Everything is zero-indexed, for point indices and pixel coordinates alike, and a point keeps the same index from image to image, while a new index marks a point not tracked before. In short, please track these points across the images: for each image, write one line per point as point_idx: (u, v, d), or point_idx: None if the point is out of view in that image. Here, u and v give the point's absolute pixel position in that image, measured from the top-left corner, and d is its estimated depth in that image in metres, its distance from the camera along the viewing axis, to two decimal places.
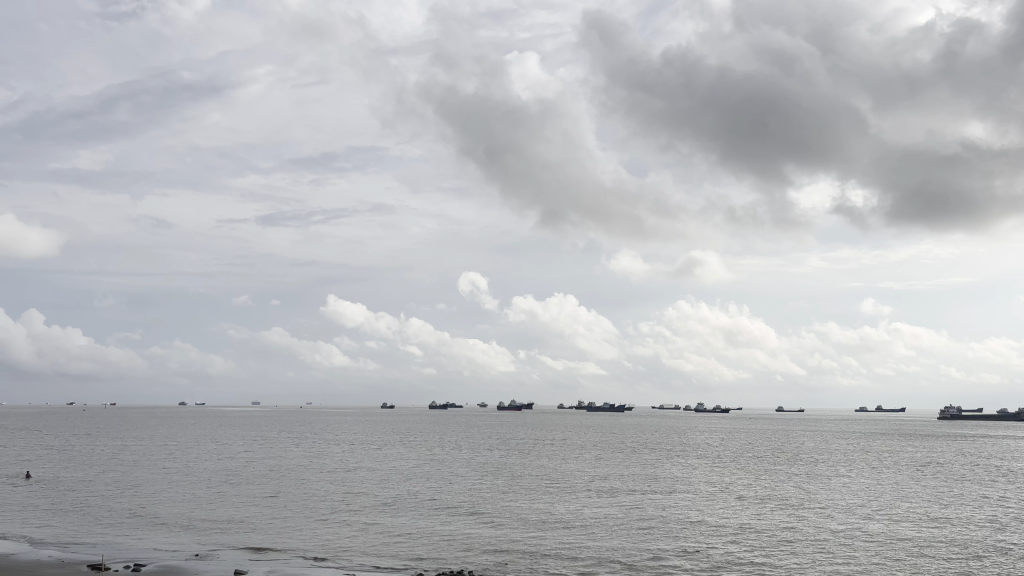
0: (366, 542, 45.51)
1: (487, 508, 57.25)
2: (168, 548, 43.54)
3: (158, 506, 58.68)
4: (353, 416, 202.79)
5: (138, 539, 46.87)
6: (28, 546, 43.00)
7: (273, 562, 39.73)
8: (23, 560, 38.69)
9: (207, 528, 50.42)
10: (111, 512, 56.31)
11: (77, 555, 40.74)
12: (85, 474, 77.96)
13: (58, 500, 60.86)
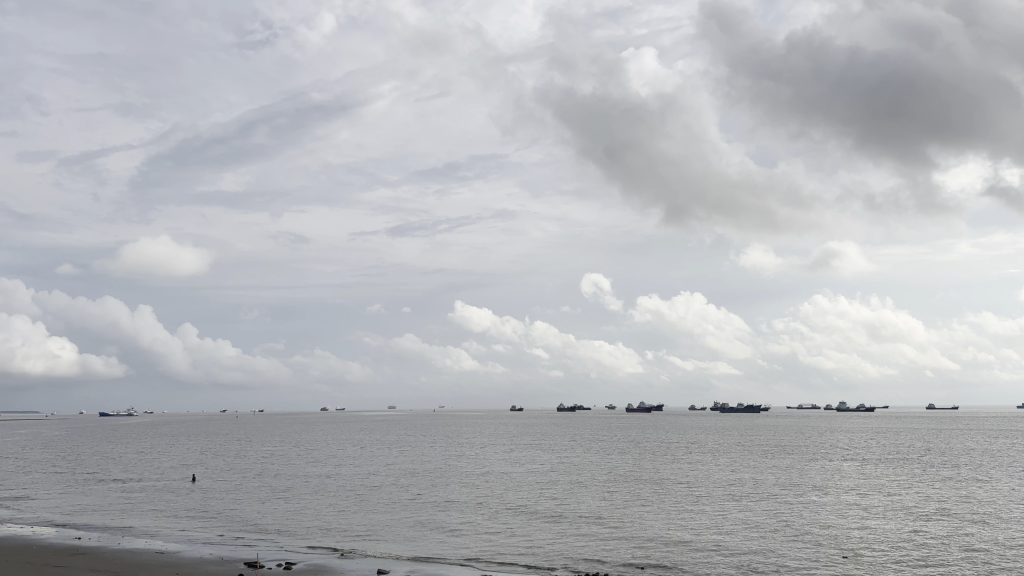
0: (513, 542, 46.93)
1: (625, 512, 57.37)
2: (317, 548, 45.10)
3: (305, 508, 61.16)
4: (481, 420, 205.12)
5: (290, 539, 48.74)
6: (190, 544, 45.37)
7: (415, 563, 40.36)
8: (185, 557, 40.57)
9: (353, 529, 52.08)
10: (263, 512, 59.23)
11: (233, 553, 42.55)
12: (240, 477, 82.63)
13: (216, 502, 64.53)
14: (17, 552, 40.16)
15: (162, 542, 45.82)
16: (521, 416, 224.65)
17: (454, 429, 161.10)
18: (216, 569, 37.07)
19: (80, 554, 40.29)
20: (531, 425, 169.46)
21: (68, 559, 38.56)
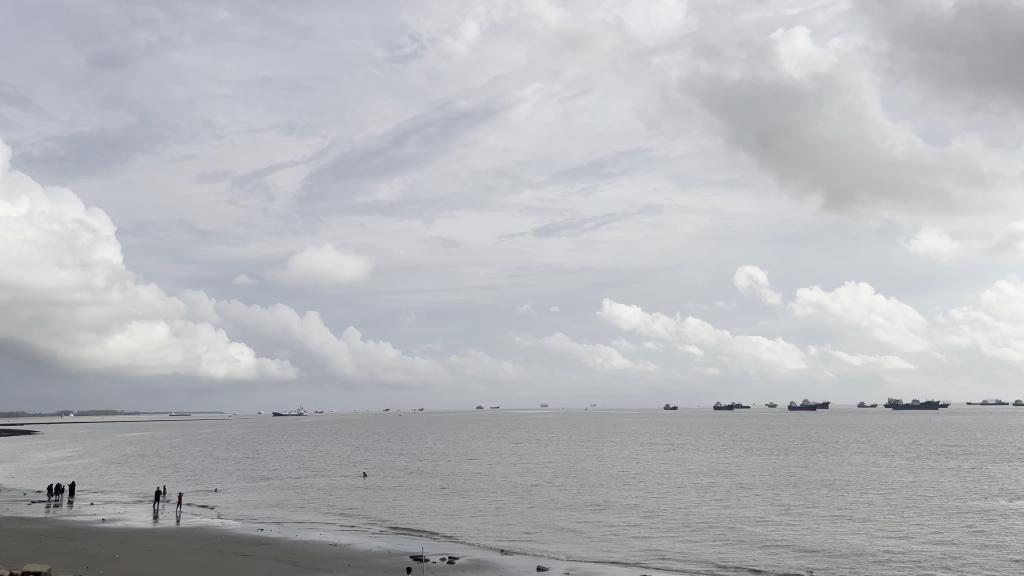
0: (674, 546, 44.95)
1: (795, 516, 53.78)
2: (479, 545, 44.71)
3: (465, 506, 61.22)
4: (634, 419, 200.79)
5: (454, 535, 48.51)
6: (361, 538, 46.09)
7: (576, 562, 39.05)
8: (354, 550, 41.14)
9: (514, 528, 51.31)
10: (425, 509, 59.85)
11: (399, 547, 42.75)
12: (405, 474, 84.26)
13: (381, 498, 65.77)
14: (210, 541, 42.10)
15: (334, 535, 46.93)
16: (679, 416, 218.61)
17: (608, 428, 158.55)
18: (385, 562, 37.16)
19: (263, 544, 41.74)
20: (688, 424, 164.03)
21: (255, 548, 40.08)
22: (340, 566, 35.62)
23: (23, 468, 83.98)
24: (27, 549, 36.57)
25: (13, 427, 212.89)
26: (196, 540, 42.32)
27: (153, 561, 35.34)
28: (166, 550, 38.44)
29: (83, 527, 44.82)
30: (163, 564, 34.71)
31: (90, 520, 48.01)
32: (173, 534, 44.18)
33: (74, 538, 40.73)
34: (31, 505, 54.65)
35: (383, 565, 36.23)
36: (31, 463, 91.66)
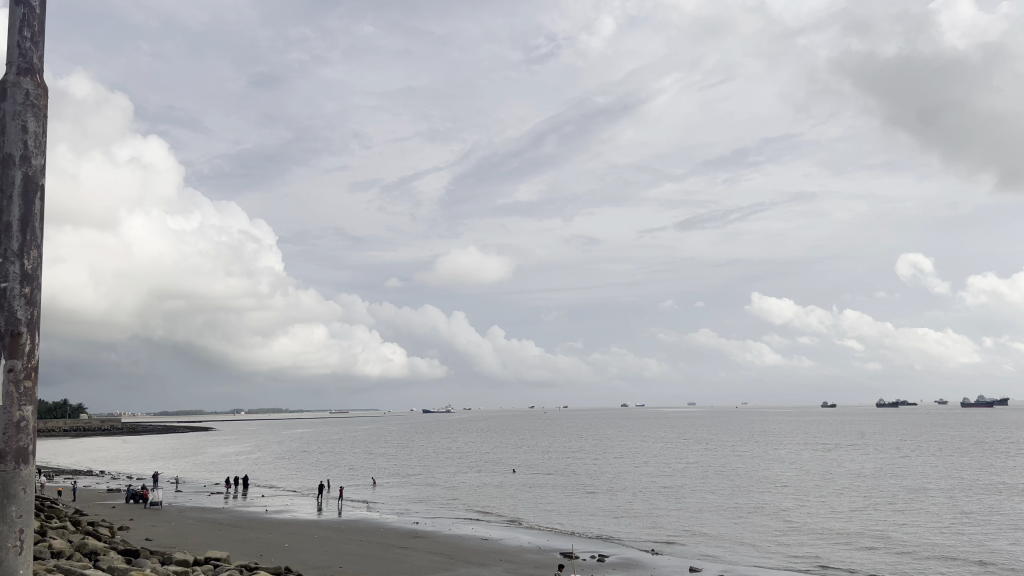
0: (839, 552, 41.53)
1: (977, 524, 48.56)
2: (631, 544, 42.84)
3: (615, 505, 59.34)
4: (789, 417, 191.05)
5: (605, 534, 46.82)
6: (513, 534, 45.29)
7: (733, 566, 36.67)
8: (505, 545, 40.41)
9: (668, 529, 48.88)
10: (574, 507, 58.43)
11: (551, 544, 41.63)
12: (555, 472, 83.13)
13: (530, 496, 64.84)
14: (369, 533, 42.62)
15: (486, 530, 46.39)
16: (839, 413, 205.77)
17: (762, 427, 151.52)
18: (535, 558, 36.18)
19: (420, 537, 41.82)
20: (849, 423, 154.05)
21: (410, 541, 40.15)
22: (492, 560, 34.90)
23: (203, 461, 89.59)
24: (206, 536, 38.23)
25: (196, 423, 229.99)
26: (357, 532, 43.03)
27: (318, 550, 35.91)
28: (330, 540, 39.18)
29: (254, 517, 46.66)
30: (327, 553, 35.17)
31: (258, 510, 49.99)
32: (336, 525, 45.18)
33: (247, 527, 42.36)
34: (210, 496, 57.83)
35: (535, 560, 35.16)
36: (209, 457, 97.68)
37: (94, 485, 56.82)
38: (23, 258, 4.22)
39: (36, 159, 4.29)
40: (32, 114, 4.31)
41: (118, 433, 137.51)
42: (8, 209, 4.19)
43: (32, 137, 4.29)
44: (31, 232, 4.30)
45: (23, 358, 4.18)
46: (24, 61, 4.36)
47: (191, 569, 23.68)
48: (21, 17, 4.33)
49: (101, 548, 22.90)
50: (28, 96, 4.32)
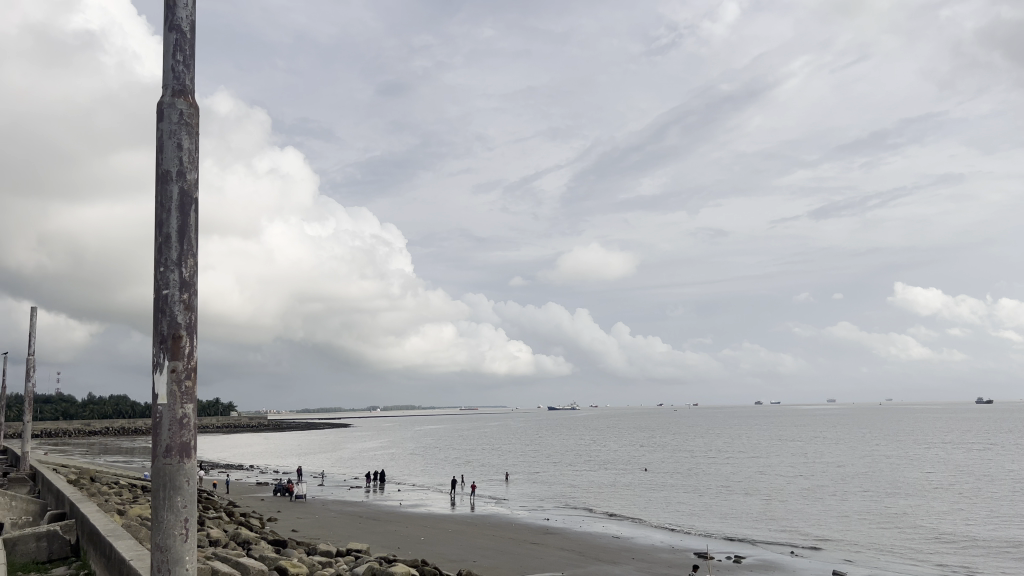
0: (997, 562, 38.70)
1: None
2: (769, 546, 41.43)
3: (751, 506, 57.62)
4: (940, 415, 179.37)
5: (742, 536, 45.43)
6: (646, 533, 44.72)
7: (880, 572, 34.92)
8: (637, 543, 39.97)
9: (808, 533, 46.91)
10: (707, 508, 57.20)
11: (684, 543, 40.83)
12: (686, 471, 81.69)
13: (661, 495, 63.97)
14: (502, 529, 43.12)
15: (619, 528, 46.10)
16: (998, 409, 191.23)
17: (910, 425, 143.05)
18: (668, 557, 35.58)
19: (551, 533, 42.04)
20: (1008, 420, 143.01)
21: (543, 537, 40.39)
22: (624, 559, 34.55)
23: (342, 457, 93.29)
24: (348, 528, 39.91)
25: (334, 419, 240.16)
26: (489, 527, 43.72)
27: (454, 544, 36.72)
28: (464, 535, 39.97)
29: (391, 511, 48.24)
30: (461, 547, 35.90)
31: (395, 505, 51.67)
32: (468, 520, 46.09)
33: (386, 520, 43.94)
34: (350, 489, 60.34)
35: (669, 560, 34.62)
36: (348, 453, 101.86)
37: (246, 479, 60.50)
38: (181, 267, 3.74)
39: (190, 174, 3.79)
40: (186, 133, 3.80)
41: (265, 430, 145.97)
42: (164, 223, 3.72)
43: (187, 154, 3.77)
44: (188, 247, 3.81)
45: (182, 363, 3.72)
46: (178, 84, 3.85)
47: (334, 559, 24.72)
48: (172, 32, 3.85)
49: (253, 538, 24.29)
50: (183, 117, 3.81)
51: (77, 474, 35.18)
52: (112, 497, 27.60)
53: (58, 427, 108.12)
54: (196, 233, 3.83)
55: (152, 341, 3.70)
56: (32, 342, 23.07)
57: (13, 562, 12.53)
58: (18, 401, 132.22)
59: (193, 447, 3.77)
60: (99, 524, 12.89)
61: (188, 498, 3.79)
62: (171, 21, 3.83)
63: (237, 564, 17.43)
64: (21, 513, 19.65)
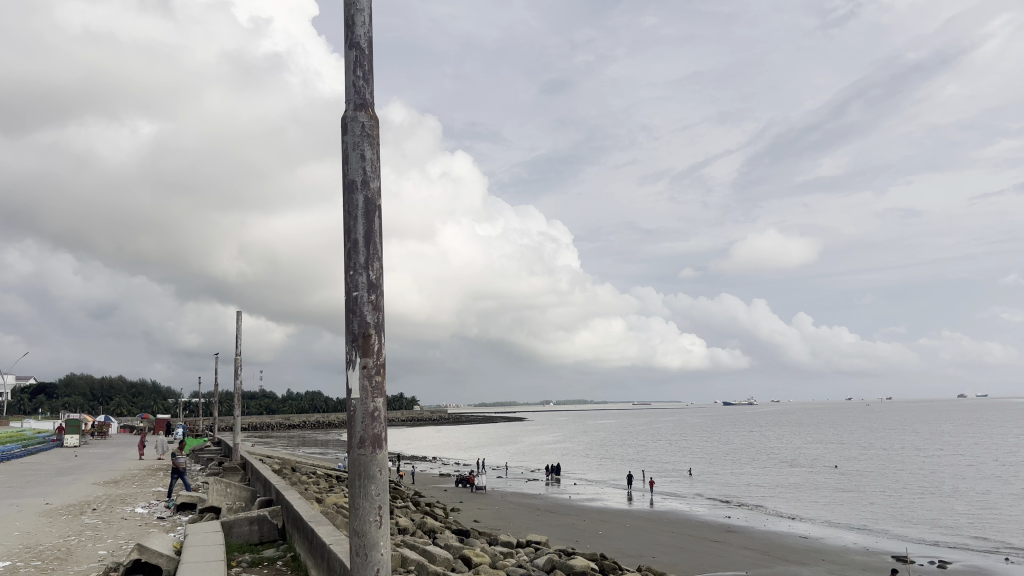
0: None
1: None
2: (976, 552, 38.10)
3: (951, 508, 53.33)
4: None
5: (940, 540, 42.27)
6: (836, 534, 42.60)
7: None
8: (827, 545, 38.04)
9: (1017, 539, 42.89)
10: (902, 509, 53.47)
11: (879, 545, 38.47)
12: (881, 470, 76.39)
13: (851, 495, 60.37)
14: (682, 526, 42.38)
15: (807, 528, 44.12)
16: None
17: None
18: (864, 560, 33.47)
19: (734, 531, 40.92)
20: None
21: (725, 535, 39.36)
22: (813, 559, 33.02)
23: (520, 450, 95.34)
24: (527, 520, 40.78)
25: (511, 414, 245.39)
26: (669, 523, 43.26)
27: (633, 539, 36.54)
28: (643, 530, 39.84)
29: (570, 505, 48.75)
30: (641, 542, 35.72)
31: (573, 499, 52.23)
32: (647, 516, 45.85)
33: (564, 513, 44.48)
34: (528, 482, 61.63)
35: (863, 563, 32.67)
36: (526, 446, 103.91)
37: (429, 471, 63.19)
38: (368, 271, 3.94)
39: (373, 184, 4.00)
40: (367, 144, 4.02)
41: (446, 424, 151.76)
42: (352, 229, 3.94)
43: (370, 163, 3.98)
44: (373, 252, 4.00)
45: (371, 360, 3.93)
46: (359, 97, 4.07)
47: (516, 550, 25.27)
48: (352, 48, 4.06)
49: (437, 527, 25.34)
50: (365, 128, 4.04)
51: (280, 464, 38.28)
52: (311, 486, 29.89)
53: (262, 421, 117.79)
54: (381, 236, 4.03)
55: (346, 339, 3.95)
56: (238, 343, 25.38)
57: (229, 543, 13.80)
58: (228, 397, 145.25)
59: (383, 439, 3.95)
60: (302, 510, 13.91)
61: (382, 487, 4.00)
62: (351, 38, 4.06)
63: (425, 552, 18.18)
64: (235, 498, 21.58)
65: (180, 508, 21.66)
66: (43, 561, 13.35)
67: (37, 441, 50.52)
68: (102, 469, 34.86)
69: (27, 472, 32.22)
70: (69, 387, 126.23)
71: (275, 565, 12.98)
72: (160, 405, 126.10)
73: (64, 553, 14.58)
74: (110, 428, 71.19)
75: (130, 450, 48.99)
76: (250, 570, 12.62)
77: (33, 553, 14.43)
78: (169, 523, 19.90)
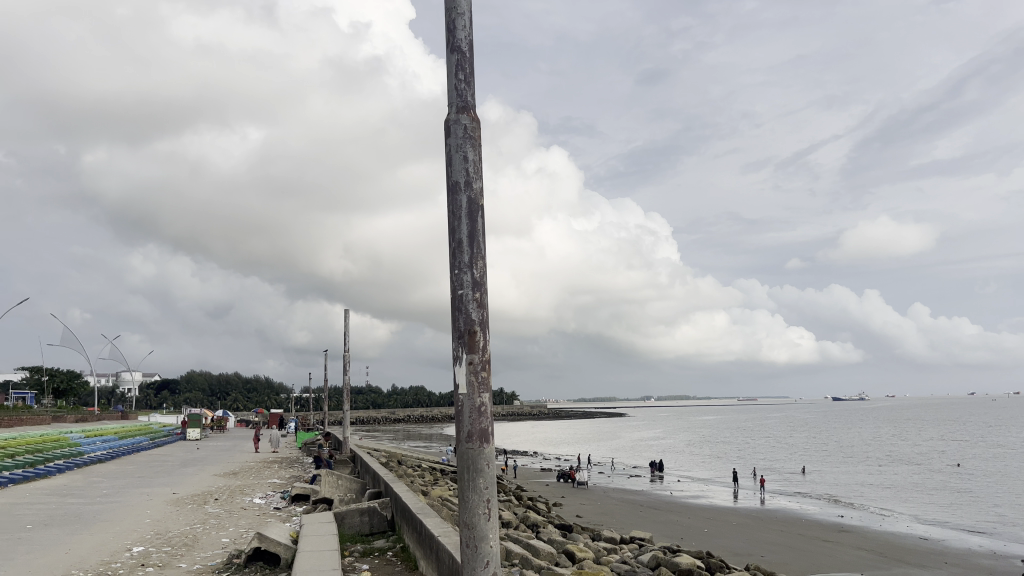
0: None
1: None
2: None
3: None
4: None
5: None
6: (958, 535, 40.78)
7: None
8: (948, 547, 36.42)
9: None
10: None
11: (1007, 549, 36.53)
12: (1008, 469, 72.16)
13: (974, 495, 57.40)
14: (793, 525, 41.38)
15: (927, 530, 42.36)
16: None
17: None
18: (990, 564, 31.80)
19: (846, 531, 39.77)
20: None
21: (838, 535, 38.22)
22: (933, 562, 31.70)
23: (622, 446, 94.93)
24: (630, 516, 40.75)
25: (613, 409, 244.14)
26: (777, 521, 42.38)
27: (740, 538, 35.97)
28: (750, 529, 39.15)
29: (674, 502, 48.34)
30: (748, 540, 35.22)
31: (678, 496, 51.77)
32: (754, 514, 45.02)
33: (667, 510, 44.23)
34: (631, 478, 61.41)
35: (989, 567, 31.07)
36: (628, 442, 103.31)
37: (531, 465, 63.82)
38: (471, 271, 4.14)
39: (475, 185, 4.21)
40: (468, 146, 4.22)
41: (547, 419, 152.37)
42: (457, 229, 4.17)
43: (471, 166, 4.18)
44: (477, 252, 4.21)
45: (477, 357, 4.17)
46: (461, 100, 4.28)
47: (619, 546, 25.39)
48: (453, 52, 4.26)
49: (540, 521, 25.75)
50: (467, 131, 4.25)
51: (388, 457, 39.60)
52: (418, 479, 30.84)
53: (368, 415, 121.44)
54: (484, 235, 4.26)
55: (452, 337, 4.22)
56: (346, 341, 26.49)
57: (342, 533, 14.57)
58: (336, 393, 150.38)
59: (489, 432, 4.18)
60: (410, 503, 14.51)
61: (490, 479, 4.25)
62: (453, 43, 4.25)
63: (529, 545, 18.61)
64: (346, 490, 22.58)
65: (294, 499, 22.84)
66: (173, 546, 14.48)
67: (163, 434, 53.82)
68: (222, 461, 36.95)
69: (155, 463, 34.55)
70: (190, 383, 133.69)
71: (384, 556, 13.63)
72: (272, 401, 131.79)
73: (192, 539, 15.72)
74: (228, 422, 75.06)
75: (247, 443, 51.53)
76: (362, 559, 13.32)
77: (165, 538, 15.64)
78: (285, 513, 21.05)
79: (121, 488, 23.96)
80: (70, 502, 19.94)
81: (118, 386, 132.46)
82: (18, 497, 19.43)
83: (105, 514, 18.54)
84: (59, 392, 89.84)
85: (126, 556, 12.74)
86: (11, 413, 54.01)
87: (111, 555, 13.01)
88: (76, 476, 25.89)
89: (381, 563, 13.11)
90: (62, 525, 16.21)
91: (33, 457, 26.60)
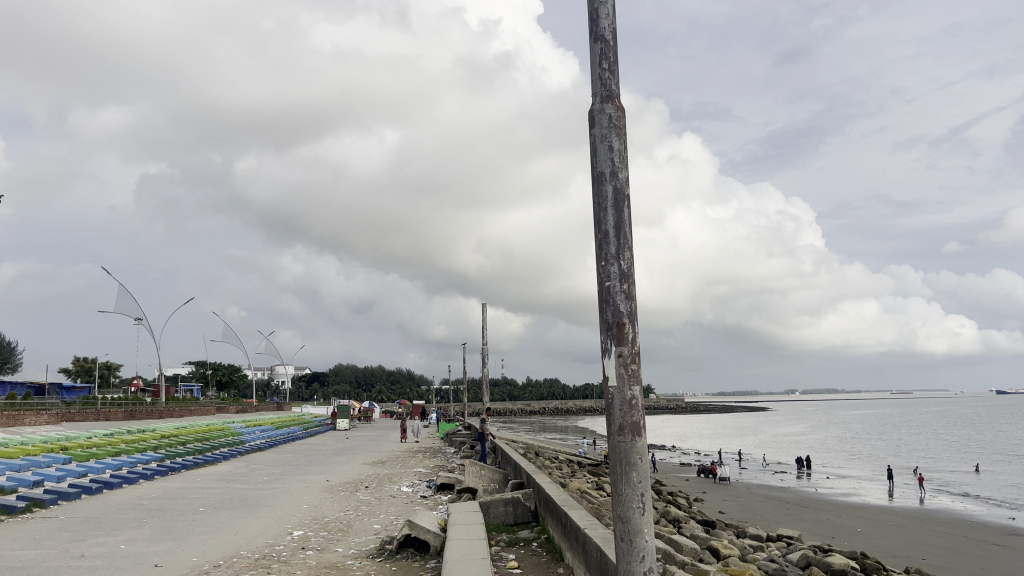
0: None
1: None
2: None
3: None
4: None
5: None
6: None
7: None
8: None
9: None
10: None
11: None
12: None
13: None
14: (958, 526, 38.38)
15: None
16: None
17: None
18: None
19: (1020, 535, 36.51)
20: None
21: (1011, 539, 35.09)
22: None
23: (765, 441, 91.52)
24: (777, 513, 39.10)
25: (755, 403, 235.90)
26: (941, 522, 39.44)
27: (897, 539, 33.74)
28: (910, 529, 36.62)
29: (824, 499, 46.01)
30: (906, 542, 32.97)
31: (828, 493, 49.25)
32: (914, 514, 42.11)
33: (817, 508, 42.17)
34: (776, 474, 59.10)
35: None
36: (772, 437, 99.50)
37: (671, 459, 62.65)
38: (619, 260, 3.62)
39: (622, 172, 3.70)
40: (616, 135, 3.73)
41: (685, 412, 149.22)
42: (603, 219, 3.68)
43: (618, 154, 3.68)
44: (625, 240, 3.70)
45: (627, 348, 3.61)
46: (605, 89, 3.80)
47: (766, 544, 24.36)
48: (597, 41, 3.82)
49: (683, 517, 25.05)
50: (612, 119, 3.75)
51: (526, 449, 39.90)
52: (557, 471, 30.83)
53: (506, 407, 123.09)
54: (632, 224, 3.72)
55: (599, 329, 3.67)
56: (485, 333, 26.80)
57: (488, 522, 14.64)
58: (474, 386, 153.40)
59: (642, 425, 3.60)
60: (554, 494, 14.40)
61: (645, 474, 3.63)
62: (595, 32, 3.80)
63: (671, 540, 18.07)
64: (489, 480, 22.70)
65: (440, 487, 23.24)
66: (329, 531, 15.07)
67: (315, 425, 56.57)
68: (369, 450, 38.37)
69: (309, 452, 36.31)
70: (337, 375, 140.02)
71: (530, 546, 13.60)
72: (414, 393, 135.91)
73: (346, 524, 16.30)
74: (374, 413, 78.03)
75: (393, 434, 53.30)
76: (509, 549, 13.32)
77: (321, 523, 16.32)
78: (432, 502, 21.51)
79: (280, 475, 25.30)
80: (236, 487, 21.22)
81: (272, 379, 140.52)
82: (192, 481, 20.86)
83: (267, 499, 19.54)
84: (221, 383, 96.38)
85: (290, 540, 13.36)
86: (180, 404, 58.36)
87: (275, 538, 13.72)
88: (239, 462, 27.56)
89: (527, 553, 13.05)
90: (228, 508, 17.21)
91: (201, 444, 28.44)
